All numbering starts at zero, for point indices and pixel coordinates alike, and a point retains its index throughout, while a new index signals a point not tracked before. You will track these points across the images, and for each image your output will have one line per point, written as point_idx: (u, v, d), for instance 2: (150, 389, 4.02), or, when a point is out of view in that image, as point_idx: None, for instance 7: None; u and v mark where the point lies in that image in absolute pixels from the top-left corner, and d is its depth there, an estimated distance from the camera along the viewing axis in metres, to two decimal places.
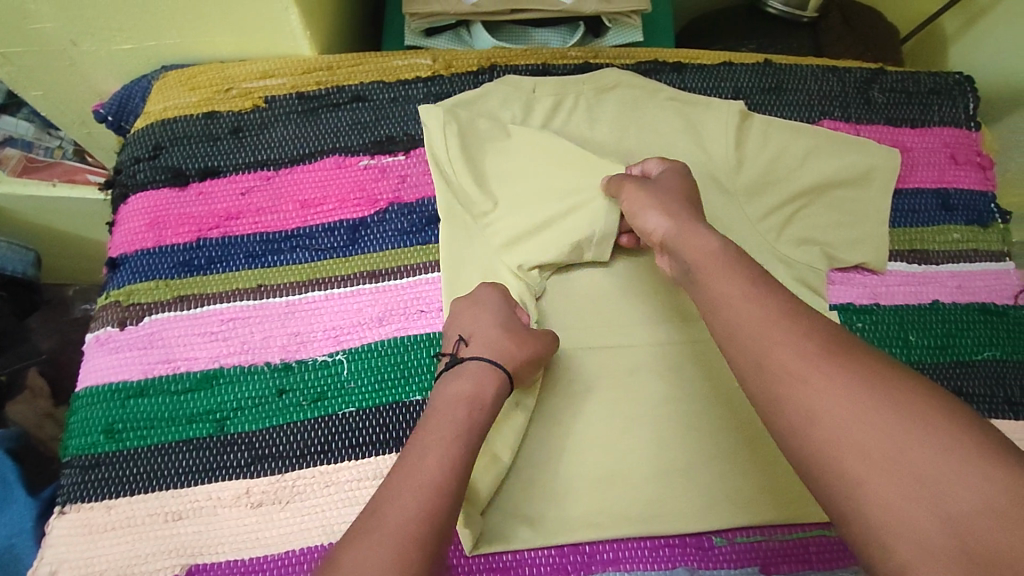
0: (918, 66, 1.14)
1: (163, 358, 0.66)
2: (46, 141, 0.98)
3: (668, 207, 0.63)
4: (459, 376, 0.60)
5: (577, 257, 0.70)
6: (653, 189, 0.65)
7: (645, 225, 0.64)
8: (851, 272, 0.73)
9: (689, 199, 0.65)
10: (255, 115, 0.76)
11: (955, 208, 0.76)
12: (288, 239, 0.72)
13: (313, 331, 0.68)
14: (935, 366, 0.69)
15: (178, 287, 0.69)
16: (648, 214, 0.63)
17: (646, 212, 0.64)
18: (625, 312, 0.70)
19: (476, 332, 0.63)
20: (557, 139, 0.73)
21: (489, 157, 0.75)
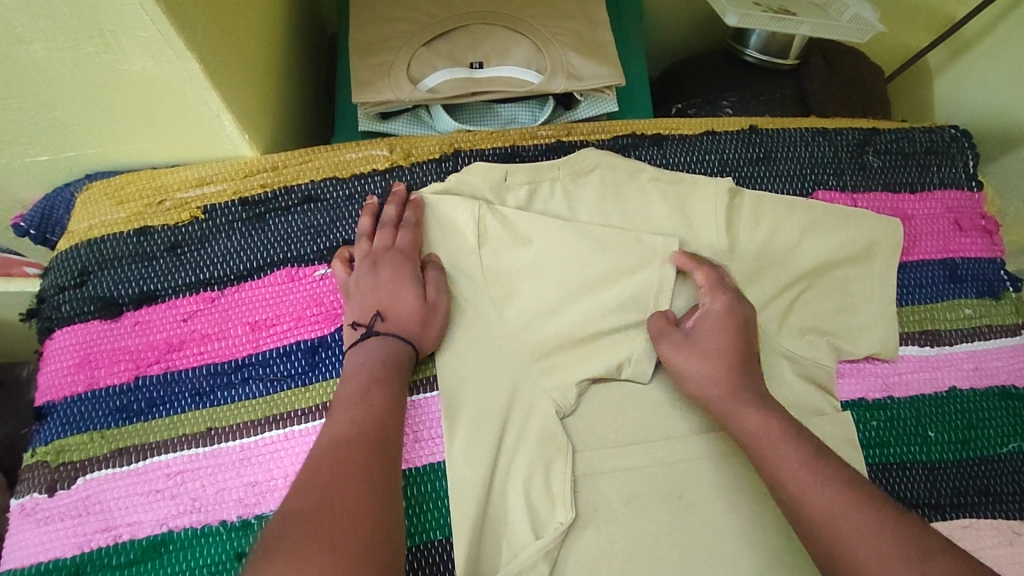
0: (902, 100, 1.09)
1: (102, 526, 0.58)
2: None
3: (724, 363, 0.61)
4: (379, 353, 0.60)
5: (614, 372, 0.65)
6: (705, 342, 0.62)
7: (693, 383, 0.62)
8: (861, 362, 0.67)
9: (746, 353, 0.63)
10: (194, 228, 0.68)
11: (964, 279, 0.71)
12: (239, 370, 0.64)
13: (273, 478, 0.60)
14: (957, 464, 0.64)
15: (114, 439, 0.61)
16: (695, 369, 0.62)
17: (695, 370, 0.62)
18: (621, 426, 0.64)
19: (396, 307, 0.62)
20: (581, 239, 0.68)
21: (505, 255, 0.67)
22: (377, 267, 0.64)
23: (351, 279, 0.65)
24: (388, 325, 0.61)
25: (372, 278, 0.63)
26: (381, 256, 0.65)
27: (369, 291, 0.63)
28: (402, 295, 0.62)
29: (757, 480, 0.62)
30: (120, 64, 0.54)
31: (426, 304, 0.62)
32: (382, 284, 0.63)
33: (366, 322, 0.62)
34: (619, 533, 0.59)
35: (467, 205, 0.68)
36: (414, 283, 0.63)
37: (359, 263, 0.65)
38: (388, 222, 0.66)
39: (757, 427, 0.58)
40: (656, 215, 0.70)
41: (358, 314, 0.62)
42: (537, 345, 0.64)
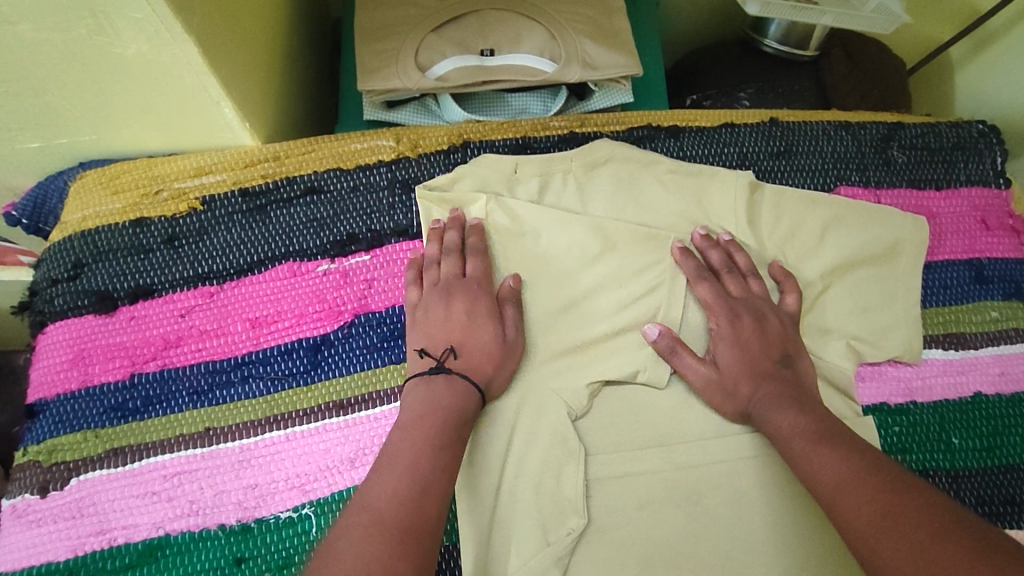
0: (921, 93, 1.06)
1: (96, 528, 0.56)
2: None
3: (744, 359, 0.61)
4: (445, 394, 0.55)
5: (630, 374, 0.62)
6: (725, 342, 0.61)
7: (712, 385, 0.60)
8: (883, 365, 0.65)
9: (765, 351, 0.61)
10: (192, 220, 0.66)
11: (990, 280, 0.69)
12: (238, 367, 0.61)
13: (273, 481, 0.58)
14: (982, 472, 0.61)
15: (109, 438, 0.59)
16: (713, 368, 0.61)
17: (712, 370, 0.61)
18: (634, 427, 0.61)
19: (471, 347, 0.58)
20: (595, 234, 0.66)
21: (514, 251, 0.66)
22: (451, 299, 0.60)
23: (421, 305, 0.61)
24: (462, 364, 0.57)
25: (443, 309, 0.60)
26: (455, 287, 0.61)
27: (445, 325, 0.59)
28: (479, 334, 0.59)
29: (775, 486, 0.60)
30: (113, 47, 0.51)
31: (504, 348, 0.59)
32: (453, 320, 0.59)
33: (437, 356, 0.58)
34: (631, 540, 0.57)
35: (475, 198, 0.66)
36: (489, 321, 0.60)
37: (433, 290, 0.61)
38: (455, 248, 0.63)
39: (776, 432, 0.56)
40: (671, 212, 0.69)
41: (430, 345, 0.59)
42: (548, 344, 0.63)
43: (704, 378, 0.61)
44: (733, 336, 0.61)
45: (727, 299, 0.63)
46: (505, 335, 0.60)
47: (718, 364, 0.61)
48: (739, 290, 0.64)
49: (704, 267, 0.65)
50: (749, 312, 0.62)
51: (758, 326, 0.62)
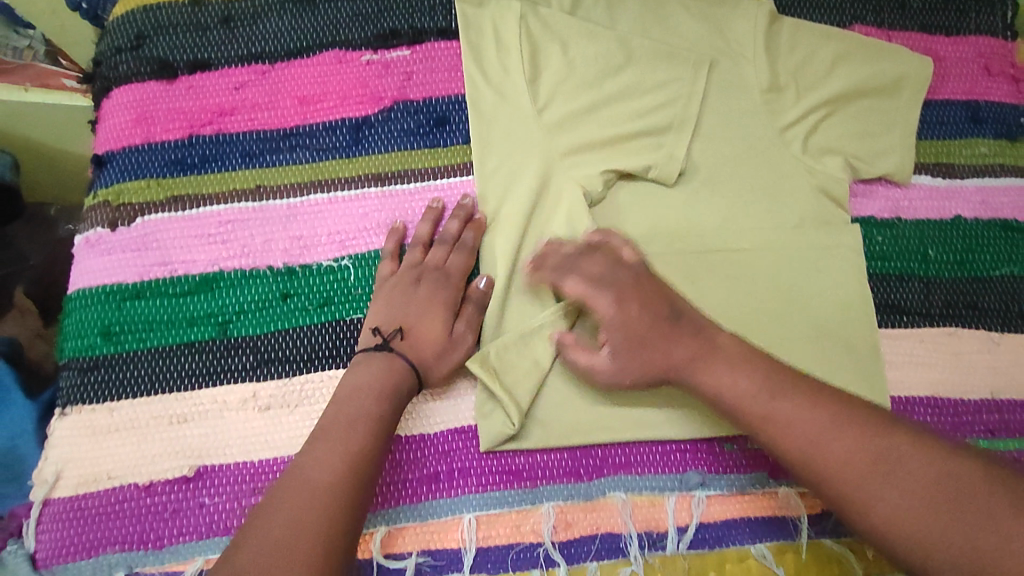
0: None
1: (159, 260, 0.63)
2: (12, 41, 0.80)
3: None
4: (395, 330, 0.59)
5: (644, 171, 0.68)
6: None
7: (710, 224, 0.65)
8: (874, 185, 0.71)
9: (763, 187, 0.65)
10: (247, 4, 0.70)
11: (984, 121, 0.73)
12: (287, 138, 0.67)
13: (317, 235, 0.65)
14: (951, 281, 0.69)
15: (170, 187, 0.65)
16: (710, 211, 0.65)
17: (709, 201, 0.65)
18: (643, 217, 0.68)
19: (418, 329, 0.60)
20: (620, 48, 0.71)
21: (545, 57, 0.70)
22: (418, 286, 0.62)
23: (390, 281, 0.63)
24: (407, 344, 0.60)
25: (406, 296, 0.62)
26: (425, 273, 0.63)
27: (398, 305, 0.61)
28: (428, 320, 0.61)
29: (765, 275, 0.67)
30: None
31: (451, 342, 0.61)
32: (412, 304, 0.61)
33: (386, 333, 0.60)
34: None
35: (510, 5, 0.70)
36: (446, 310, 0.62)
37: (407, 272, 0.63)
38: (448, 239, 0.64)
39: None
40: (695, 35, 0.73)
41: (382, 322, 0.61)
42: (569, 141, 0.68)
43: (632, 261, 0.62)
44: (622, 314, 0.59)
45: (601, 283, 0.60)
46: (453, 329, 0.62)
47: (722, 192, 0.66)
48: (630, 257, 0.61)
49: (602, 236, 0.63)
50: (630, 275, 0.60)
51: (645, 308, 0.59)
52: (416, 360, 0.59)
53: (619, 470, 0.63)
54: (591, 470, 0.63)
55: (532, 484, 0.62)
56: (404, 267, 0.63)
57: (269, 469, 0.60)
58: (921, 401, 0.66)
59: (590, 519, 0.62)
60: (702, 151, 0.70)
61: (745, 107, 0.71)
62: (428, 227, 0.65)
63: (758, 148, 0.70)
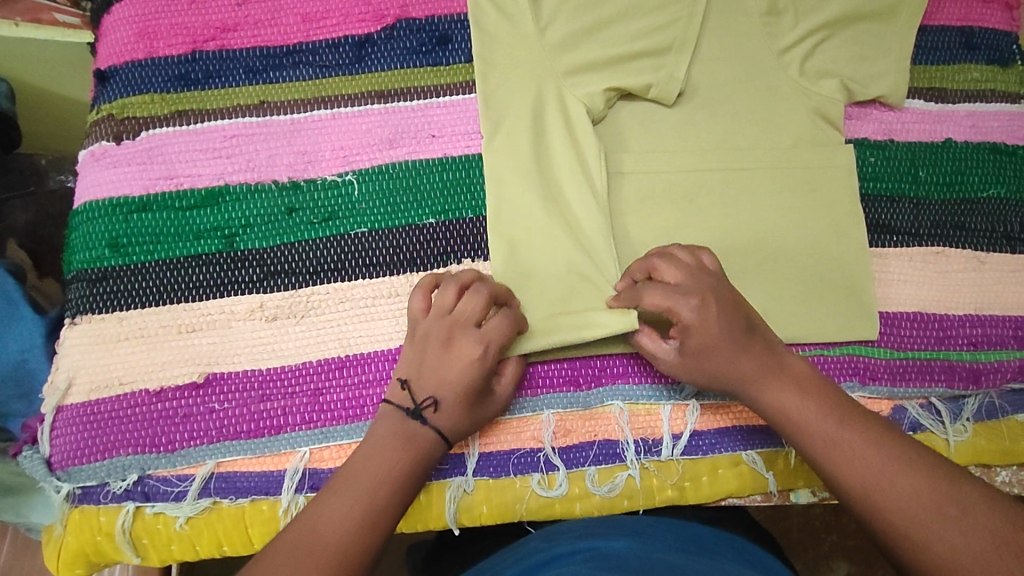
0: None
1: (164, 173, 0.64)
2: None
3: None
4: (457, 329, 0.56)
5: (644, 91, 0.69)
6: None
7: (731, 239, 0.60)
8: (869, 108, 0.72)
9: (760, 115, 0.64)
10: None
11: (978, 47, 0.75)
12: (289, 55, 0.67)
13: (320, 150, 0.65)
14: (941, 202, 0.70)
15: (174, 102, 0.65)
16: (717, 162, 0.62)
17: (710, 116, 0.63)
18: (643, 135, 0.69)
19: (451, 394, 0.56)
20: None
21: None
22: (450, 346, 0.56)
23: (422, 336, 0.58)
24: (445, 412, 0.56)
25: (437, 354, 0.57)
26: (456, 326, 0.57)
27: (428, 368, 0.57)
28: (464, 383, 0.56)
29: (760, 194, 0.68)
30: None
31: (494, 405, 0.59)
32: (443, 367, 0.56)
33: (418, 399, 0.56)
34: (633, 224, 0.67)
35: None
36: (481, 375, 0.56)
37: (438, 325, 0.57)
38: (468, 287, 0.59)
39: None
40: None
41: (413, 384, 0.56)
42: (572, 60, 0.68)
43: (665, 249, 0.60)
44: (699, 322, 0.56)
45: (680, 290, 0.57)
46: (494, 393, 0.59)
47: None
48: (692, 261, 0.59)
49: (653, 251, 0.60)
50: (710, 286, 0.57)
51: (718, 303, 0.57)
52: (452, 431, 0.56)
53: (618, 379, 0.63)
54: (590, 380, 0.63)
55: (533, 392, 0.62)
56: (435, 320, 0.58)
57: (277, 377, 0.60)
58: (908, 315, 0.68)
59: (589, 426, 0.62)
60: (701, 74, 0.71)
61: (744, 32, 0.72)
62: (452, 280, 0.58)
63: (756, 72, 0.71)
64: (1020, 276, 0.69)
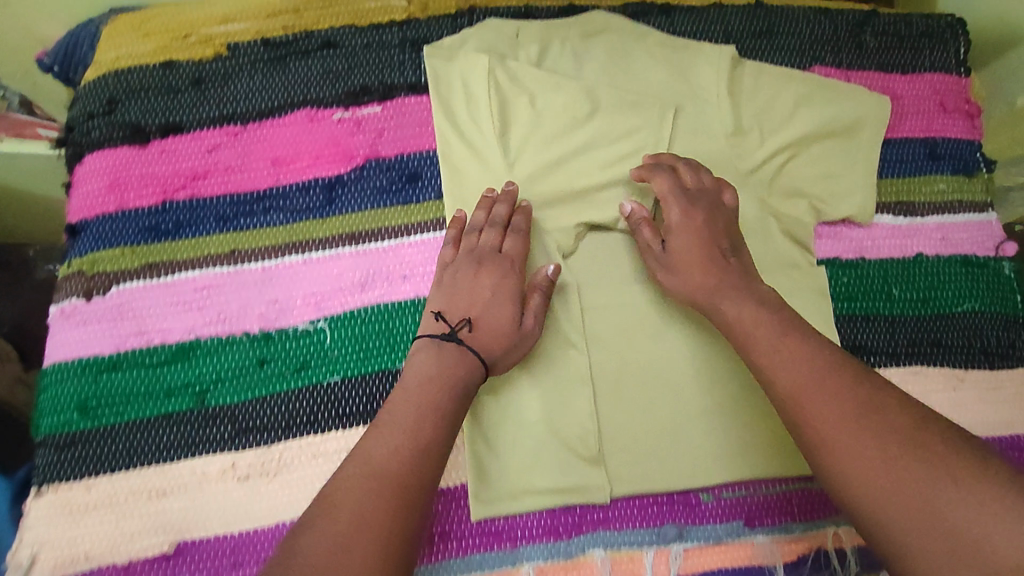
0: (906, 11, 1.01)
1: (135, 329, 0.63)
2: None
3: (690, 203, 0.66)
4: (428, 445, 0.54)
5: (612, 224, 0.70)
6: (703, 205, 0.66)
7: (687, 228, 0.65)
8: (839, 226, 0.72)
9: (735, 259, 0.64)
10: (217, 65, 0.69)
11: (942, 157, 0.76)
12: (260, 200, 0.67)
13: (292, 298, 0.65)
14: (915, 319, 0.70)
15: (143, 254, 0.65)
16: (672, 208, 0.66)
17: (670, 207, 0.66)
18: (614, 267, 0.70)
19: (488, 323, 0.61)
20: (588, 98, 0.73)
21: (516, 113, 0.72)
22: (481, 268, 0.64)
23: (453, 265, 0.65)
24: (475, 336, 0.61)
25: (471, 276, 0.64)
26: (487, 256, 0.65)
27: (459, 295, 0.63)
28: (494, 312, 0.62)
29: None
30: None
31: (517, 334, 0.62)
32: (476, 294, 0.63)
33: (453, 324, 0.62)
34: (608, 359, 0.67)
35: (479, 60, 0.71)
36: (513, 306, 0.63)
37: (466, 257, 0.65)
38: (500, 221, 0.66)
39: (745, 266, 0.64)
40: (658, 81, 0.75)
41: (447, 308, 0.63)
42: (541, 190, 0.70)
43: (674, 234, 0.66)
44: (687, 225, 0.65)
45: (678, 192, 0.67)
46: (522, 321, 0.63)
47: (675, 237, 0.66)
48: (693, 184, 0.68)
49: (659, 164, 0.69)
50: (705, 200, 0.67)
51: (711, 213, 0.66)
52: (483, 351, 0.60)
53: (598, 527, 0.62)
54: (569, 529, 0.62)
55: (511, 545, 0.61)
56: (463, 253, 0.65)
57: (249, 542, 0.59)
58: None
59: None
60: None
61: (712, 155, 0.73)
62: (496, 209, 0.67)
63: None
64: (1000, 392, 0.69)
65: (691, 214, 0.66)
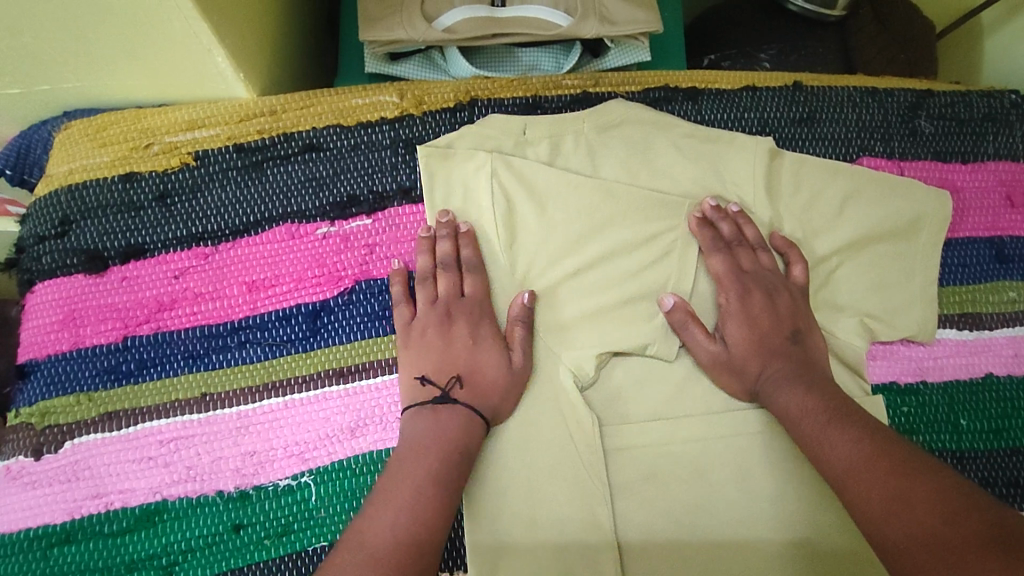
0: (948, 73, 0.92)
1: (91, 492, 0.55)
2: None
3: (748, 286, 0.61)
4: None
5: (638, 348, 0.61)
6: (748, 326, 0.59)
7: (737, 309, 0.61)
8: (895, 345, 0.64)
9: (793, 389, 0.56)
10: (184, 176, 0.63)
11: (1010, 260, 0.67)
12: (235, 332, 0.60)
13: (272, 449, 0.57)
14: (988, 454, 0.61)
15: (102, 402, 0.57)
16: (712, 260, 0.62)
17: (713, 260, 0.62)
18: (641, 399, 0.61)
19: (477, 372, 0.57)
20: (607, 200, 0.64)
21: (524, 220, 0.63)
22: (453, 329, 0.59)
23: (416, 323, 0.59)
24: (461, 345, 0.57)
25: (443, 336, 0.58)
26: (457, 306, 0.59)
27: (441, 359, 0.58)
28: (484, 354, 0.58)
29: (783, 460, 0.59)
30: None
31: (512, 372, 0.58)
32: (454, 347, 0.58)
33: (442, 385, 0.57)
34: (640, 512, 0.57)
35: (481, 161, 0.63)
36: (496, 346, 0.59)
37: (429, 312, 0.59)
38: (450, 262, 0.61)
39: (785, 414, 0.55)
40: (685, 177, 0.66)
41: (430, 372, 0.57)
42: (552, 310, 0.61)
43: (712, 356, 0.60)
44: (742, 314, 0.60)
45: (737, 275, 0.62)
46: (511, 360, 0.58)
47: (727, 346, 0.60)
48: (751, 265, 0.62)
49: (719, 240, 0.63)
50: (765, 282, 0.61)
51: (769, 300, 0.61)
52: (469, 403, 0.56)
53: None
54: None
55: None
56: (424, 308, 0.60)
57: None
58: None
59: None
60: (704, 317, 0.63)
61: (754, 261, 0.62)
62: (450, 245, 0.61)
63: None
64: None
65: (749, 296, 0.61)
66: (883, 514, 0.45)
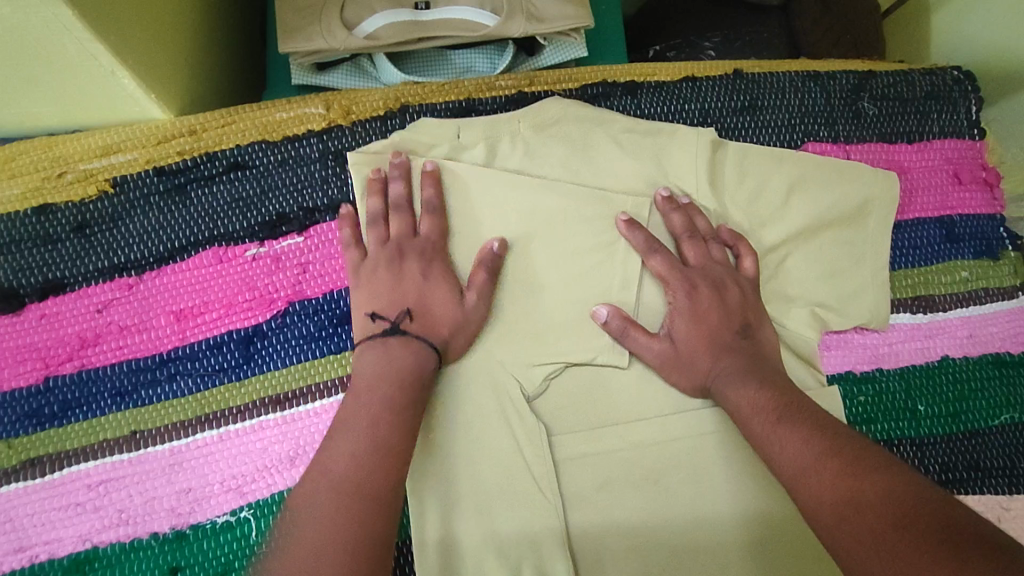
0: None
1: (17, 544, 0.53)
2: None
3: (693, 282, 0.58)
4: None
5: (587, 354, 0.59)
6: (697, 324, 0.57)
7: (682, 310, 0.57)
8: (849, 333, 0.62)
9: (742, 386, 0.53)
10: (103, 205, 0.60)
11: (961, 239, 0.66)
12: (163, 365, 0.57)
13: (207, 485, 0.55)
14: (946, 439, 0.60)
15: (24, 448, 0.55)
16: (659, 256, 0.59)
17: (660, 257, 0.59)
18: (592, 406, 0.58)
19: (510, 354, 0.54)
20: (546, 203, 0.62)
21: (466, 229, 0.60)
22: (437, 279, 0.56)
23: (368, 257, 0.57)
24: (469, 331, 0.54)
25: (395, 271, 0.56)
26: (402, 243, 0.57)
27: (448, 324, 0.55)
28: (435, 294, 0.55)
29: (740, 458, 0.57)
30: None
31: (463, 309, 0.56)
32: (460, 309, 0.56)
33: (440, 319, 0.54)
34: (597, 523, 0.55)
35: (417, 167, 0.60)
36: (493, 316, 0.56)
37: (381, 248, 0.57)
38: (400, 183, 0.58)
39: (737, 411, 0.53)
40: (627, 174, 0.64)
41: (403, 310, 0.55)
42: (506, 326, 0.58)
43: (659, 355, 0.57)
44: (694, 311, 0.57)
45: (681, 271, 0.59)
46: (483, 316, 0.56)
47: (675, 340, 0.57)
48: (698, 259, 0.60)
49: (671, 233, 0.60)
50: (710, 278, 0.58)
51: (728, 294, 0.58)
52: None
53: None
54: None
55: None
56: (373, 237, 0.57)
57: None
58: None
59: None
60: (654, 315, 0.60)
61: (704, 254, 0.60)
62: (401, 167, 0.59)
63: None
64: None
65: (697, 293, 0.58)
66: (835, 519, 0.42)
